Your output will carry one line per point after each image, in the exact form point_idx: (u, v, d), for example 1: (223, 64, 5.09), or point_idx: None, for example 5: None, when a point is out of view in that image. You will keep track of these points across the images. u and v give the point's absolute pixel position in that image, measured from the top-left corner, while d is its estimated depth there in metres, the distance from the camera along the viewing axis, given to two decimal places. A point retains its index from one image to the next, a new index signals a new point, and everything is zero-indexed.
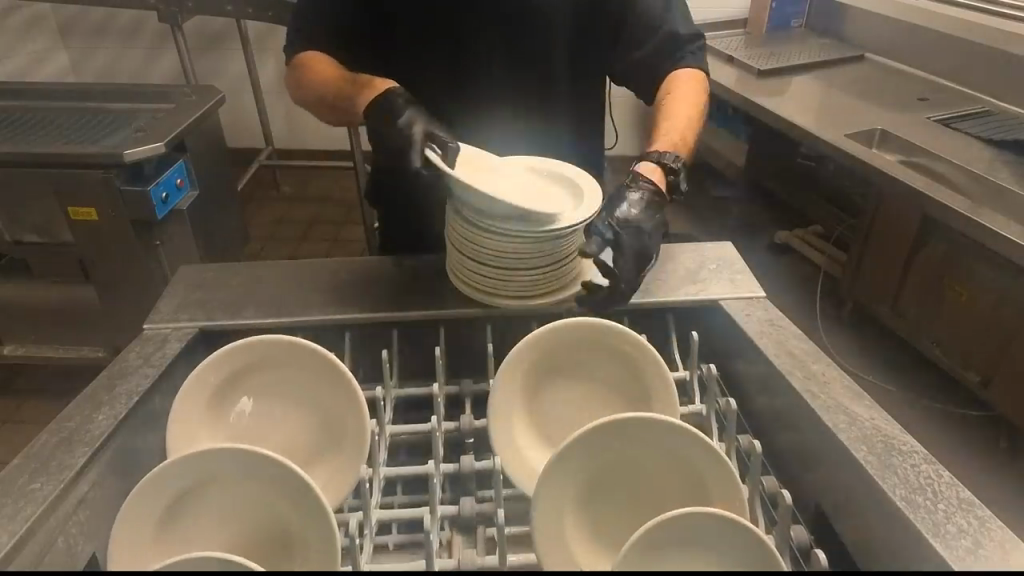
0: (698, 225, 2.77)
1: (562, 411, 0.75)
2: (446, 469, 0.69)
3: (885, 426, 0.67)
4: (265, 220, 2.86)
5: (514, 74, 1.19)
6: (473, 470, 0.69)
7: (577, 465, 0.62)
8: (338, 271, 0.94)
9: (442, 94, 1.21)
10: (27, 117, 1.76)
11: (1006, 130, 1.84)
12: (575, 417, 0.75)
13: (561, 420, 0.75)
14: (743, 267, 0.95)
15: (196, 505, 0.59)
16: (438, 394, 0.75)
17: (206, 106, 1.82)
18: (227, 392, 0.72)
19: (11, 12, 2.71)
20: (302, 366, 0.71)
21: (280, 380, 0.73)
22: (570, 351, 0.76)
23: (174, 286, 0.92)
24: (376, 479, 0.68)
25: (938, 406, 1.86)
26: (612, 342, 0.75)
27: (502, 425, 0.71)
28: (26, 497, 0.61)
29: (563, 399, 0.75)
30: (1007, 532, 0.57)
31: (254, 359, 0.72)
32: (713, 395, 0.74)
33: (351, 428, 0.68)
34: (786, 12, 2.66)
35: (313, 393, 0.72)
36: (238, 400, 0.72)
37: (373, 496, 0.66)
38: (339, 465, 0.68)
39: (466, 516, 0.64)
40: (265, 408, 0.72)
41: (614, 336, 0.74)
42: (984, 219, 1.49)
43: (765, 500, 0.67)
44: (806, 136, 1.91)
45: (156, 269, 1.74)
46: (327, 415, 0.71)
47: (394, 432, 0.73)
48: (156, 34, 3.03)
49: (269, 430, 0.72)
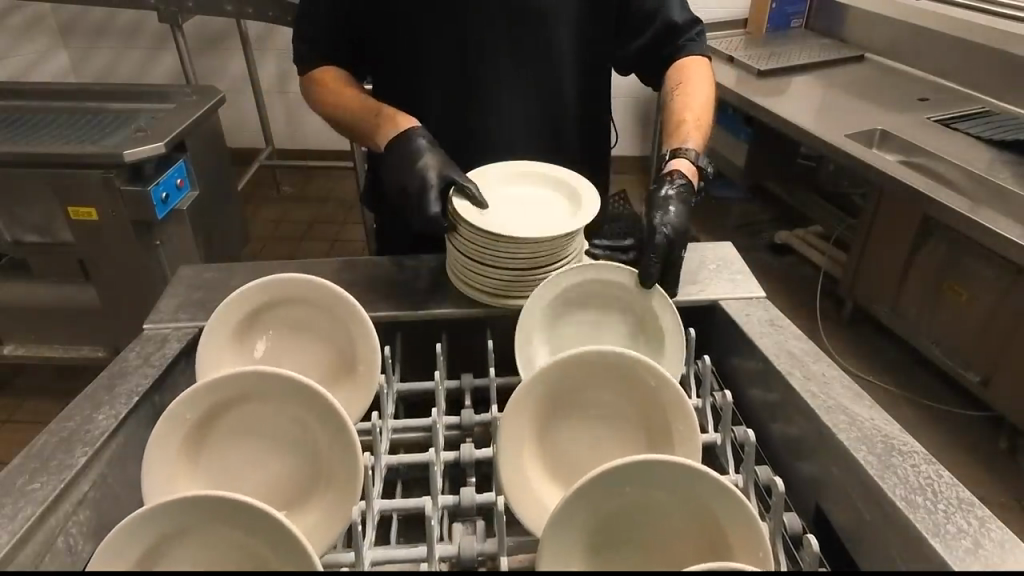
0: (698, 225, 2.77)
1: (572, 443, 0.70)
2: (446, 503, 0.65)
3: (885, 426, 0.67)
4: (265, 220, 2.86)
5: (524, 84, 1.15)
6: (474, 504, 0.65)
7: (580, 508, 0.55)
8: (337, 271, 0.94)
9: (440, 100, 1.16)
10: (27, 117, 1.76)
11: (1006, 130, 1.84)
12: (585, 451, 0.69)
13: (568, 451, 0.69)
14: (743, 267, 0.95)
15: (166, 563, 0.52)
16: (437, 423, 0.72)
17: (207, 106, 1.82)
18: (207, 432, 0.65)
19: (11, 13, 2.71)
20: (284, 399, 0.64)
21: (264, 417, 0.66)
22: (583, 380, 0.70)
23: (173, 286, 0.92)
24: (370, 513, 0.64)
25: (937, 407, 1.86)
26: (627, 370, 0.69)
27: (507, 457, 0.66)
28: (26, 497, 0.61)
29: (575, 431, 0.70)
30: (1006, 532, 0.57)
31: (236, 395, 0.65)
32: (727, 423, 0.71)
33: (341, 471, 0.63)
34: (787, 12, 2.67)
35: (300, 430, 0.65)
36: (218, 441, 0.66)
37: (367, 537, 0.62)
38: (325, 511, 0.62)
39: (466, 558, 0.60)
40: (247, 447, 0.66)
41: (628, 363, 0.68)
42: (985, 219, 1.49)
43: (788, 539, 0.64)
44: (805, 136, 1.91)
45: (156, 268, 1.74)
46: (315, 451, 0.65)
47: (391, 462, 0.70)
48: (156, 34, 3.03)
49: (252, 475, 0.65)
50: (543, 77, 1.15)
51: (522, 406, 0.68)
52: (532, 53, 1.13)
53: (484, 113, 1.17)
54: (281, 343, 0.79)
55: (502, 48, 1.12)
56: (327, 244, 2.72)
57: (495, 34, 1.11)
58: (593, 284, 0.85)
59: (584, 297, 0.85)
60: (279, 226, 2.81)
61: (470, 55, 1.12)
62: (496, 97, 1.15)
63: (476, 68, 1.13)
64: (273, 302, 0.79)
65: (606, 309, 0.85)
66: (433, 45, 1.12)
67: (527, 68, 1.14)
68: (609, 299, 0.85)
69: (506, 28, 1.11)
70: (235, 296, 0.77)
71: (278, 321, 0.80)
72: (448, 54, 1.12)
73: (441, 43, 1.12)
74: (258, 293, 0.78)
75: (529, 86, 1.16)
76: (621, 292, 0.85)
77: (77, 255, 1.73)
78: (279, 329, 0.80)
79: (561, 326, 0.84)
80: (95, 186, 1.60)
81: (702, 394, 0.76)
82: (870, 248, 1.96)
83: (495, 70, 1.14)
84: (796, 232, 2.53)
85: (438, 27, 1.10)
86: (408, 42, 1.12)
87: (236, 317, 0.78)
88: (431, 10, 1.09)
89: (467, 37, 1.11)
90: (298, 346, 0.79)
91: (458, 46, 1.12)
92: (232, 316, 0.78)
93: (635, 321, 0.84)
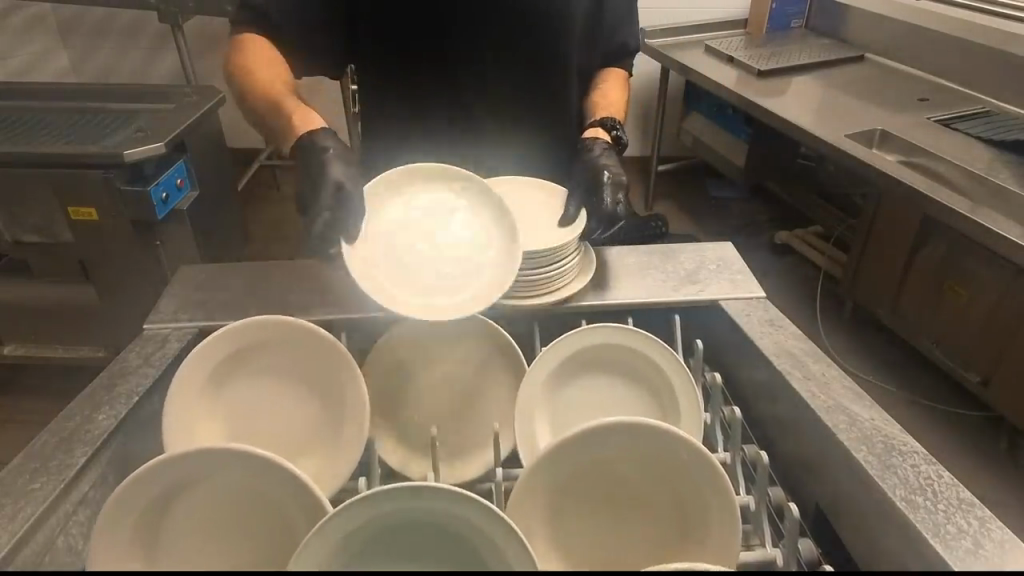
0: (698, 225, 2.78)
1: (590, 522, 0.62)
2: None
3: (885, 426, 0.67)
4: (265, 220, 2.87)
5: (534, 95, 1.20)
6: None
7: None
8: (337, 269, 0.94)
9: (444, 112, 1.19)
10: (26, 117, 1.76)
11: (1007, 130, 1.83)
12: (608, 534, 0.62)
13: (591, 536, 0.62)
14: (742, 267, 0.95)
15: None
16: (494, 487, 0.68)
17: (206, 106, 1.82)
18: (165, 510, 0.57)
19: (11, 13, 2.71)
20: (240, 475, 0.58)
21: (219, 500, 0.59)
22: (600, 455, 0.62)
23: (174, 286, 0.92)
24: None
25: (938, 407, 1.86)
26: (640, 437, 0.60)
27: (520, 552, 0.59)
28: (26, 497, 0.61)
29: (591, 516, 0.62)
30: (1007, 532, 0.57)
31: (183, 480, 0.57)
32: (763, 488, 0.65)
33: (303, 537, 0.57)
34: (787, 12, 2.67)
35: (270, 504, 0.59)
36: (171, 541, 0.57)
37: None
38: None
39: None
40: (212, 530, 0.59)
41: (636, 432, 0.60)
42: (984, 219, 1.50)
43: None
44: (806, 136, 1.91)
45: (157, 268, 1.74)
46: (286, 524, 0.59)
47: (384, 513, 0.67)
48: (156, 34, 3.03)
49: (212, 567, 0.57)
50: (547, 85, 1.19)
51: (534, 487, 0.61)
52: (539, 65, 1.17)
53: (497, 123, 1.21)
54: (274, 388, 0.75)
55: (518, 55, 1.16)
56: None
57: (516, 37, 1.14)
58: (602, 345, 0.79)
59: (591, 361, 0.80)
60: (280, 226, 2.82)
61: (490, 56, 1.15)
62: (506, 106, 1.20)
63: (490, 86, 1.18)
64: (262, 342, 0.75)
65: (608, 370, 0.80)
66: (437, 62, 1.14)
67: (538, 75, 1.18)
68: (613, 362, 0.79)
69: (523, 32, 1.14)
70: (209, 340, 0.72)
71: (262, 365, 0.75)
72: (471, 56, 1.14)
73: (446, 61, 1.14)
74: (218, 343, 0.73)
75: (535, 98, 1.20)
76: (626, 353, 0.79)
77: (77, 255, 1.73)
78: (260, 375, 0.75)
79: (567, 390, 0.78)
80: (96, 186, 1.60)
81: (731, 449, 0.71)
82: (870, 248, 1.96)
83: (512, 85, 1.18)
84: (796, 232, 2.54)
85: (443, 47, 1.13)
86: (412, 61, 1.14)
87: (215, 355, 0.73)
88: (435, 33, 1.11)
89: (474, 57, 1.14)
90: (273, 391, 0.75)
91: (484, 46, 1.14)
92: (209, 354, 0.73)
93: (646, 387, 0.78)
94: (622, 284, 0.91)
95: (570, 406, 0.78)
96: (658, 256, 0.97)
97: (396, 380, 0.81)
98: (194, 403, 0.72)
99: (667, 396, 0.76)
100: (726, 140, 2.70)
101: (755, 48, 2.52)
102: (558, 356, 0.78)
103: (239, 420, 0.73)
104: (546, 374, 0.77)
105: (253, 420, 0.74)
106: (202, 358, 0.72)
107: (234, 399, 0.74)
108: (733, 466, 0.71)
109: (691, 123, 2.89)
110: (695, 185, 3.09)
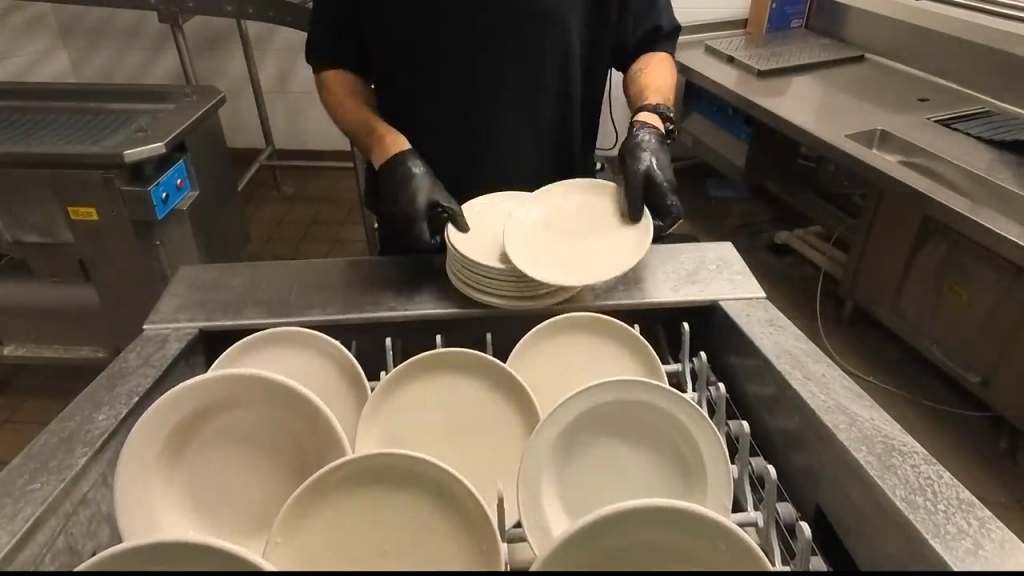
0: (697, 224, 2.79)
1: None
2: None
3: (885, 426, 0.67)
4: (266, 220, 2.87)
5: (535, 97, 1.14)
6: None
7: None
8: (338, 269, 0.95)
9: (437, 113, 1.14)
10: (27, 117, 1.76)
11: (1007, 130, 1.83)
12: None
13: None
14: (742, 267, 0.95)
15: None
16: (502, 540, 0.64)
17: (206, 106, 1.82)
18: None
19: (12, 13, 2.71)
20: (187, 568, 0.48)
21: None
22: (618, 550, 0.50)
23: (174, 286, 0.92)
24: None
25: (937, 407, 1.86)
26: (656, 521, 0.50)
27: None
28: (26, 497, 0.60)
29: None
30: (1006, 532, 0.57)
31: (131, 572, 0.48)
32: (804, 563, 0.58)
33: None
34: (787, 13, 2.67)
35: None
36: None
37: None
38: None
39: None
40: None
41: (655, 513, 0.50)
42: (983, 219, 1.50)
43: None
44: (804, 136, 1.91)
45: (157, 268, 1.74)
46: None
47: None
48: (156, 35, 3.03)
49: None
50: (553, 84, 1.13)
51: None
52: (544, 63, 1.11)
53: (495, 123, 1.15)
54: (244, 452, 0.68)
55: (517, 54, 1.10)
56: (327, 244, 2.73)
57: (504, 39, 1.09)
58: (615, 405, 0.69)
59: (598, 423, 0.69)
60: (280, 227, 2.82)
61: (484, 60, 1.10)
62: (502, 111, 1.14)
63: (487, 86, 1.12)
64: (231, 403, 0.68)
65: (617, 430, 0.70)
66: (436, 61, 1.10)
67: (539, 75, 1.12)
68: (626, 419, 0.70)
69: (518, 32, 1.09)
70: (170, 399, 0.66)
71: (233, 428, 0.68)
72: (460, 60, 1.10)
73: (444, 61, 1.10)
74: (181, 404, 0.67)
75: (538, 100, 1.14)
76: (627, 408, 0.69)
77: (77, 255, 1.73)
78: (227, 441, 0.68)
79: (577, 457, 0.69)
80: (96, 187, 1.60)
81: (764, 510, 0.64)
82: (869, 248, 1.96)
83: (511, 83, 1.12)
84: (796, 232, 2.53)
85: (441, 46, 1.09)
86: (412, 61, 1.10)
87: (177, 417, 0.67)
88: (436, 31, 1.08)
89: (475, 58, 1.10)
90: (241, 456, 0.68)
91: (474, 50, 1.09)
92: (168, 418, 0.66)
93: (662, 448, 0.69)
94: (621, 283, 0.91)
95: (583, 469, 0.68)
96: (658, 256, 0.97)
97: (396, 423, 0.75)
98: (152, 469, 0.65)
99: (691, 458, 0.67)
100: (725, 141, 2.70)
101: (755, 48, 2.52)
102: (558, 425, 0.67)
103: (209, 492, 0.67)
104: (550, 439, 0.67)
105: (223, 494, 0.67)
106: (153, 423, 0.65)
107: (198, 470, 0.67)
108: (767, 528, 0.64)
109: (690, 123, 2.90)
110: (695, 185, 3.09)
